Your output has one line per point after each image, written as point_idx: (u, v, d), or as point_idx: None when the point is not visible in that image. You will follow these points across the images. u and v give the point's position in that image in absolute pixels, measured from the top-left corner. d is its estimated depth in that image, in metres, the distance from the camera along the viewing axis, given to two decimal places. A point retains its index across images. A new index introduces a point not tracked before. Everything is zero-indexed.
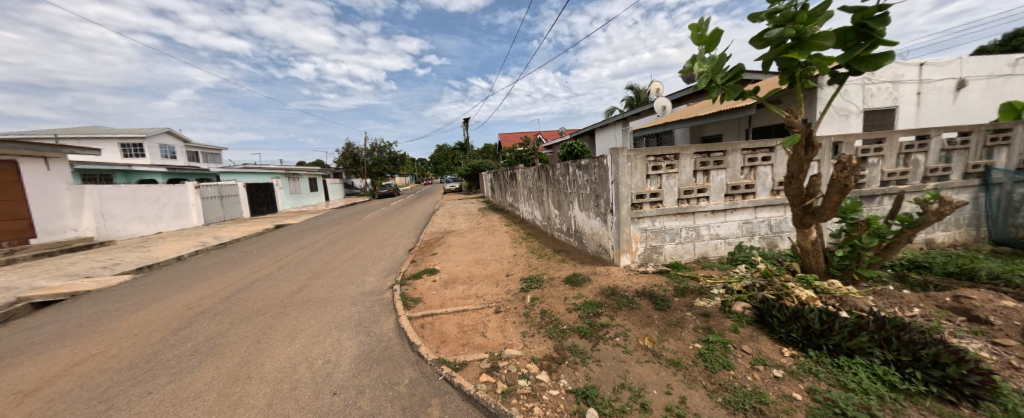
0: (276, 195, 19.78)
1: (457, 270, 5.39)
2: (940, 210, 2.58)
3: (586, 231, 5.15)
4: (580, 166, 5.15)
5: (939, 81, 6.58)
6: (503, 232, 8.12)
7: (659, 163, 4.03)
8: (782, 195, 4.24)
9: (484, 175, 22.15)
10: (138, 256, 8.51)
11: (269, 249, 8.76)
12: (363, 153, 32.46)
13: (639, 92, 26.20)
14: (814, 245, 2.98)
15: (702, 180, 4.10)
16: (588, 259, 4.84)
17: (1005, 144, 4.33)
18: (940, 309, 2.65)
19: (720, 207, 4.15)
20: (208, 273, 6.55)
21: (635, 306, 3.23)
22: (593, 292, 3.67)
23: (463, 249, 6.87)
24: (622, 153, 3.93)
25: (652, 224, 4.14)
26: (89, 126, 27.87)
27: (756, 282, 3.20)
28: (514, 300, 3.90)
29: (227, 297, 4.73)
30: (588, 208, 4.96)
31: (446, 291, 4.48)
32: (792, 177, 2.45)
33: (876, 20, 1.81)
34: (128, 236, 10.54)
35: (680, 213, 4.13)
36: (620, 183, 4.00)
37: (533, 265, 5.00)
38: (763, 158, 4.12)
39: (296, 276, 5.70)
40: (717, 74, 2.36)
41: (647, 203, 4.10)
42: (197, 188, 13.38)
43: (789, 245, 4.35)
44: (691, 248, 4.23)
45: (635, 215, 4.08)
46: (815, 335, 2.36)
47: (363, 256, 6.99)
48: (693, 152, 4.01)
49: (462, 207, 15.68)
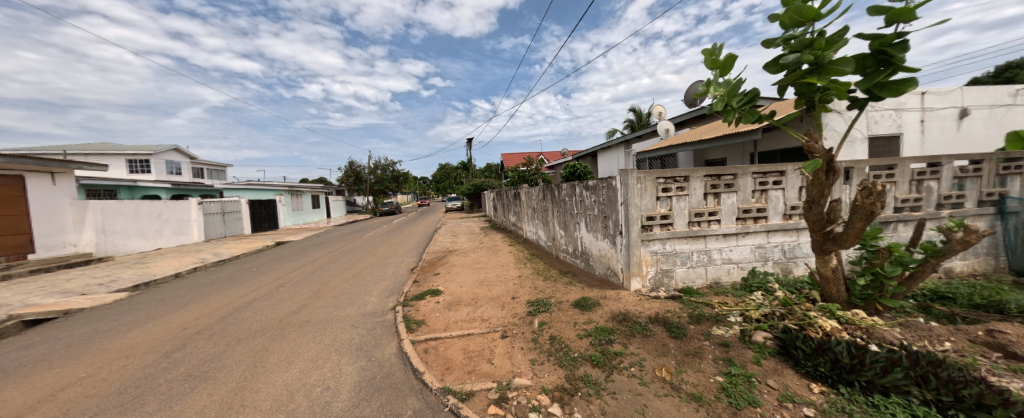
0: (278, 212, 19.78)
1: (461, 291, 5.25)
2: (966, 238, 2.49)
3: (594, 253, 5.06)
4: (587, 187, 5.13)
5: (942, 110, 6.66)
6: (506, 252, 8.00)
7: (669, 184, 3.99)
8: (795, 220, 4.16)
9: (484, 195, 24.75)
10: (135, 272, 8.38)
11: (269, 266, 8.63)
12: (366, 171, 32.77)
13: (640, 115, 26.85)
14: (834, 272, 2.90)
15: (713, 203, 4.06)
16: (596, 282, 4.71)
17: (1019, 173, 4.29)
18: (974, 344, 2.51)
19: (732, 231, 4.07)
20: (205, 292, 6.40)
21: (649, 334, 3.08)
22: (604, 317, 3.53)
23: (466, 269, 6.75)
24: (631, 175, 3.93)
25: (662, 247, 4.06)
26: (99, 143, 28.42)
27: (775, 310, 3.07)
28: (522, 325, 3.76)
29: (223, 317, 4.59)
30: (596, 229, 4.90)
31: (450, 313, 4.33)
32: (813, 201, 2.40)
33: (896, 47, 1.83)
34: (127, 251, 10.42)
35: (691, 236, 4.05)
36: (630, 205, 3.96)
37: (539, 288, 4.85)
38: (775, 182, 4.08)
39: (295, 295, 5.56)
40: (733, 97, 2.35)
41: (657, 225, 4.03)
42: (201, 203, 13.39)
43: (805, 271, 4.23)
44: (703, 272, 4.12)
45: (645, 237, 4.00)
46: (846, 370, 2.22)
47: (364, 275, 6.85)
48: (703, 175, 3.99)
49: (466, 226, 15.60)
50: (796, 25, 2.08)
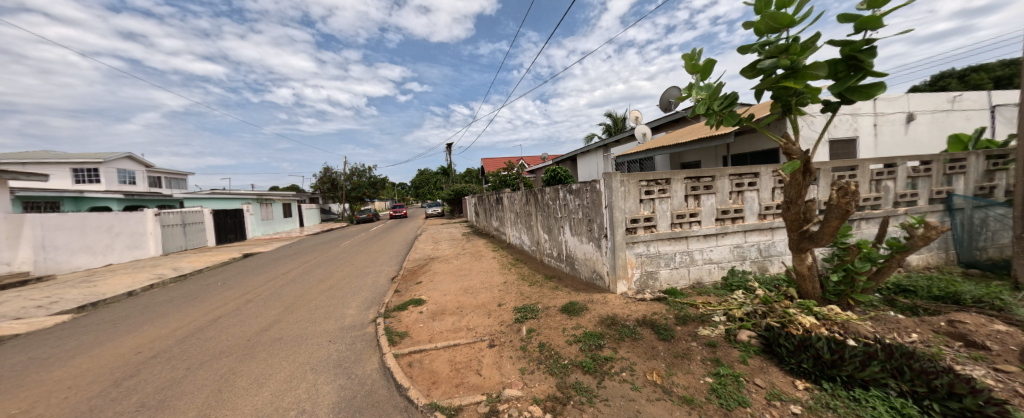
0: (246, 222, 18.70)
1: (444, 300, 5.09)
2: (926, 234, 2.67)
3: (579, 256, 5.05)
4: (570, 191, 5.13)
5: (891, 115, 7.23)
6: (490, 258, 7.90)
7: (652, 187, 4.06)
8: (770, 219, 4.31)
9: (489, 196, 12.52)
10: (81, 292, 7.62)
11: (236, 281, 8.06)
12: (342, 178, 31.78)
13: (616, 121, 27.86)
14: (810, 270, 3.03)
15: (693, 205, 4.16)
16: (582, 286, 4.68)
17: (962, 172, 4.68)
18: (938, 334, 2.67)
19: (712, 232, 4.19)
20: (164, 310, 5.87)
21: (638, 337, 3.07)
22: (593, 321, 3.48)
23: (450, 276, 6.59)
24: (615, 178, 3.96)
25: (646, 249, 4.10)
26: (38, 151, 25.92)
27: (757, 309, 3.12)
28: (509, 332, 3.65)
29: (184, 338, 4.20)
30: (580, 233, 4.89)
31: (434, 323, 4.17)
32: (791, 202, 2.49)
33: (865, 52, 1.93)
34: (71, 269, 9.47)
35: (674, 237, 4.12)
36: (614, 208, 3.98)
37: (525, 294, 4.77)
38: (750, 183, 4.24)
39: (266, 310, 5.19)
40: (715, 101, 2.36)
41: (641, 227, 4.08)
42: (158, 214, 12.43)
43: (781, 268, 4.37)
44: (686, 273, 4.19)
45: (630, 240, 4.04)
46: (827, 366, 2.29)
47: (341, 286, 6.51)
48: (683, 177, 4.09)
49: (447, 232, 15.33)
50: (771, 31, 2.14)
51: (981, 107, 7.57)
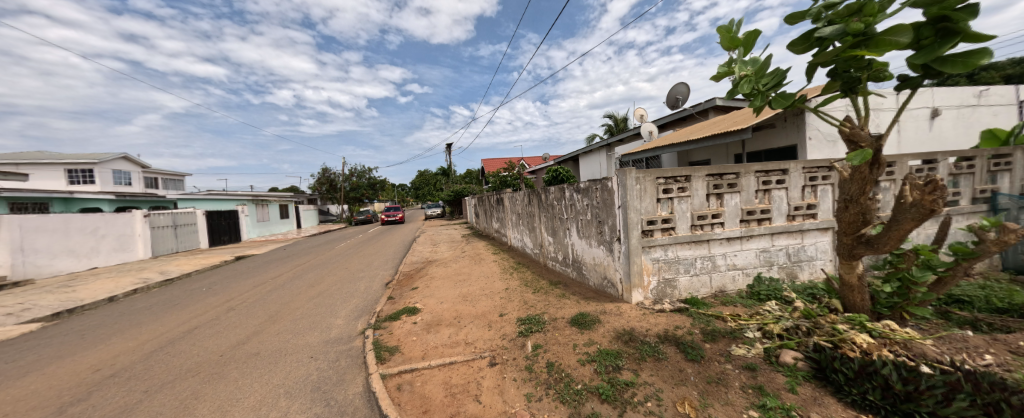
0: (241, 223, 18.31)
1: (441, 308, 4.69)
2: (1003, 239, 2.24)
3: (587, 261, 4.66)
4: (578, 190, 4.74)
5: (915, 110, 6.84)
6: (491, 262, 7.50)
7: (670, 185, 3.66)
8: (800, 221, 3.90)
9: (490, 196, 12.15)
10: (57, 297, 7.21)
11: (223, 286, 7.64)
12: (340, 178, 31.41)
13: (618, 121, 27.62)
14: (860, 280, 2.63)
15: (715, 205, 3.75)
16: (591, 294, 4.27)
17: (1007, 169, 4.29)
18: (1018, 357, 2.26)
19: (736, 234, 3.78)
20: (138, 319, 5.45)
21: (662, 357, 2.65)
22: (607, 337, 3.06)
23: (448, 281, 6.18)
24: (630, 175, 3.56)
25: (664, 253, 3.69)
26: (33, 152, 25.58)
27: (798, 324, 2.69)
28: (512, 348, 3.23)
29: (151, 353, 3.79)
30: (589, 236, 4.50)
31: (428, 336, 3.76)
32: (851, 200, 2.09)
33: (963, 10, 1.53)
34: (52, 273, 9.05)
35: (694, 241, 3.71)
36: (629, 208, 3.59)
37: (529, 303, 4.36)
38: (778, 181, 3.83)
39: (247, 320, 4.78)
40: (763, 78, 1.96)
41: (658, 230, 3.67)
42: (148, 216, 12.02)
43: (811, 276, 3.95)
44: (707, 281, 3.78)
45: (646, 243, 3.63)
46: (901, 399, 1.84)
47: (331, 292, 6.09)
48: (705, 174, 3.70)
49: (447, 234, 14.91)
50: None
51: (1008, 102, 7.18)
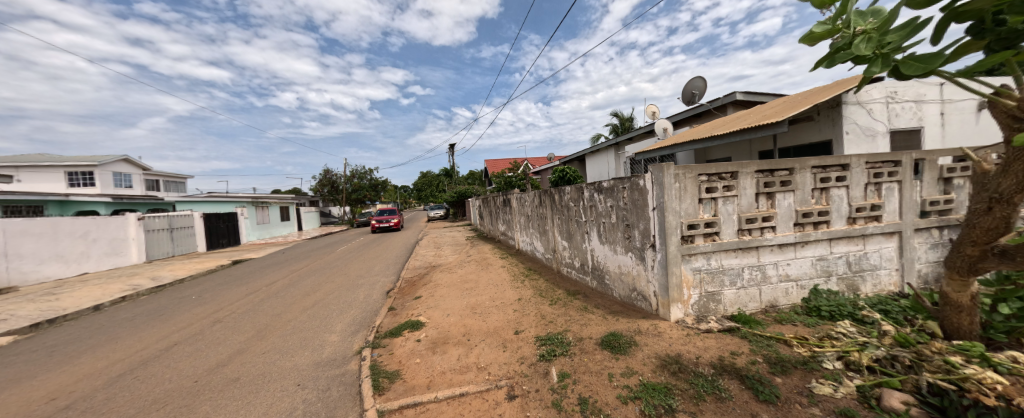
0: (241, 226, 17.94)
1: (447, 322, 4.20)
2: None
3: (611, 270, 4.17)
4: (600, 189, 4.25)
5: (960, 102, 6.35)
6: (499, 267, 7.03)
7: (714, 183, 3.14)
8: (862, 224, 3.38)
9: (495, 197, 11.70)
10: (38, 306, 6.75)
11: (214, 293, 7.17)
12: (342, 180, 31.09)
13: (623, 120, 27.16)
14: (972, 300, 2.12)
15: (765, 206, 3.24)
16: (617, 308, 3.76)
17: None
18: None
19: (790, 240, 3.26)
20: (116, 332, 4.97)
21: (725, 395, 2.11)
22: (649, 365, 2.52)
23: (454, 290, 5.71)
24: (668, 171, 3.05)
25: (707, 263, 3.17)
26: (32, 154, 25.37)
27: (895, 354, 2.16)
28: (533, 377, 2.72)
29: (117, 378, 3.30)
30: (614, 241, 4.01)
31: (434, 358, 3.27)
32: (1001, 201, 1.57)
33: None
34: (39, 279, 8.63)
35: (741, 248, 3.20)
36: (667, 210, 3.08)
37: (547, 317, 3.86)
38: (837, 178, 3.32)
39: (232, 336, 4.30)
40: (888, 35, 1.44)
41: (700, 235, 3.16)
42: (142, 219, 11.63)
43: (875, 288, 3.42)
44: (757, 294, 3.26)
45: (686, 251, 3.12)
46: None
47: (327, 302, 5.61)
48: (754, 170, 3.18)
49: (450, 236, 14.46)
50: None
51: None
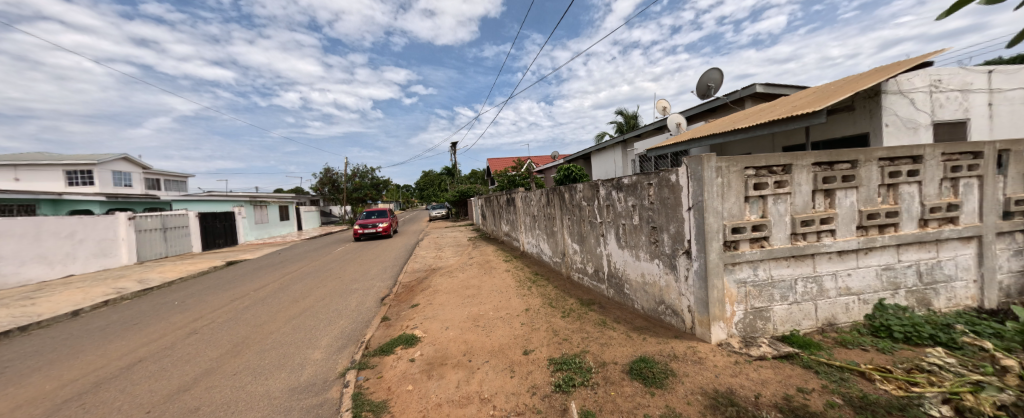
0: (238, 226, 17.59)
1: (447, 336, 3.72)
2: None
3: (632, 278, 3.68)
4: (619, 187, 3.75)
5: (1011, 91, 5.79)
6: (503, 271, 6.56)
7: (764, 178, 2.62)
8: (935, 227, 2.86)
9: (498, 196, 11.23)
10: (12, 312, 6.33)
11: (199, 298, 6.72)
12: (343, 179, 30.74)
13: (629, 117, 26.61)
14: None
15: (823, 206, 2.72)
16: (641, 323, 3.26)
17: None
18: None
19: (852, 247, 2.74)
20: (82, 343, 4.52)
21: None
22: (694, 405, 1.98)
23: (455, 297, 5.24)
24: (710, 163, 2.53)
25: (753, 274, 2.66)
26: (32, 153, 25.16)
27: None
28: (547, 414, 2.21)
29: (59, 406, 2.83)
30: (637, 245, 3.51)
31: (430, 384, 2.77)
32: None
33: None
34: (20, 282, 8.24)
35: (795, 256, 2.68)
36: (707, 210, 2.56)
37: (560, 333, 3.38)
38: (908, 172, 2.79)
39: (205, 351, 3.83)
40: None
41: (746, 241, 2.64)
42: (133, 219, 11.24)
43: (950, 303, 2.90)
44: (812, 311, 2.74)
45: (731, 260, 2.60)
46: None
47: (316, 310, 5.14)
48: (810, 163, 2.66)
49: (452, 237, 14.01)
50: None
51: None
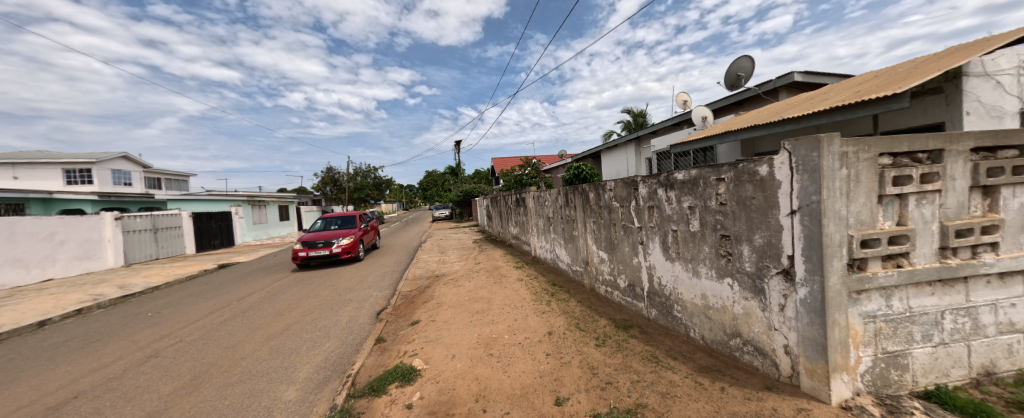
0: (236, 226, 17.05)
1: (454, 370, 2.97)
2: None
3: (687, 298, 2.93)
4: (670, 184, 3.00)
5: None
6: (515, 280, 5.84)
7: (905, 170, 1.85)
8: None
9: (505, 197, 10.54)
10: None
11: (176, 309, 6.03)
12: (345, 179, 30.20)
13: (637, 116, 25.81)
14: None
15: (980, 210, 1.95)
16: (707, 361, 2.51)
17: None
18: None
19: (1020, 266, 1.97)
20: (22, 367, 3.81)
21: None
22: None
23: (462, 312, 4.52)
24: (835, 147, 1.75)
25: (885, 305, 1.90)
26: (31, 152, 24.86)
27: None
28: None
29: None
30: (698, 258, 2.76)
31: None
32: None
33: None
34: None
35: (943, 281, 1.91)
36: (829, 215, 1.78)
37: (599, 372, 2.62)
38: None
39: (156, 385, 3.09)
40: None
41: (879, 259, 1.87)
42: (120, 219, 10.63)
43: None
44: (962, 356, 1.98)
45: (859, 286, 1.83)
46: None
47: (301, 328, 4.43)
48: (969, 149, 1.88)
49: (456, 239, 13.33)
50: None
51: None
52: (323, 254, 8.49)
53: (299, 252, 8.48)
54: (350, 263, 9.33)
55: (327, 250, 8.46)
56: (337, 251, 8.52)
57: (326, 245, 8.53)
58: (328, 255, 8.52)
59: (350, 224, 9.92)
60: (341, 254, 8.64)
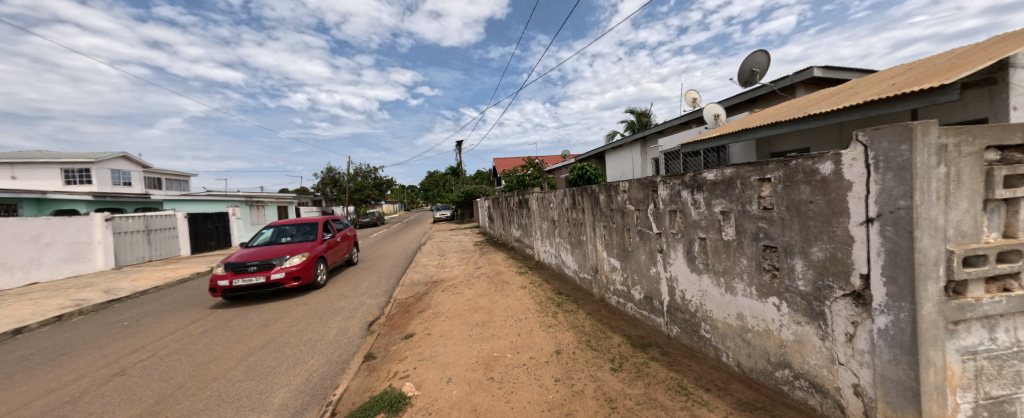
0: (234, 227, 16.78)
1: (448, 398, 2.58)
2: None
3: (718, 317, 2.54)
4: (698, 184, 2.61)
5: None
6: (518, 288, 5.45)
7: (1018, 168, 1.46)
8: None
9: (508, 198, 10.17)
10: None
11: (158, 317, 5.68)
12: (345, 179, 29.92)
13: (640, 116, 25.41)
14: None
15: None
16: (747, 395, 2.12)
17: None
18: None
19: None
20: None
21: None
22: None
23: (461, 324, 4.15)
24: (936, 136, 1.34)
25: (990, 338, 1.50)
26: (32, 152, 24.76)
27: None
28: None
29: None
30: (733, 271, 2.37)
31: None
32: None
33: None
34: None
35: None
36: (927, 225, 1.38)
37: (619, 405, 2.22)
38: None
39: (110, 413, 2.72)
40: None
41: (983, 281, 1.48)
42: (111, 220, 10.33)
43: None
44: None
45: (959, 315, 1.44)
46: None
47: (284, 341, 4.06)
48: None
49: (456, 241, 12.98)
50: None
51: None
52: (256, 283, 5.67)
53: (221, 280, 5.68)
54: (304, 291, 6.54)
55: (262, 277, 5.63)
56: (279, 277, 5.72)
57: (262, 268, 5.69)
58: (263, 284, 5.68)
59: (307, 235, 7.03)
60: (284, 282, 5.79)
